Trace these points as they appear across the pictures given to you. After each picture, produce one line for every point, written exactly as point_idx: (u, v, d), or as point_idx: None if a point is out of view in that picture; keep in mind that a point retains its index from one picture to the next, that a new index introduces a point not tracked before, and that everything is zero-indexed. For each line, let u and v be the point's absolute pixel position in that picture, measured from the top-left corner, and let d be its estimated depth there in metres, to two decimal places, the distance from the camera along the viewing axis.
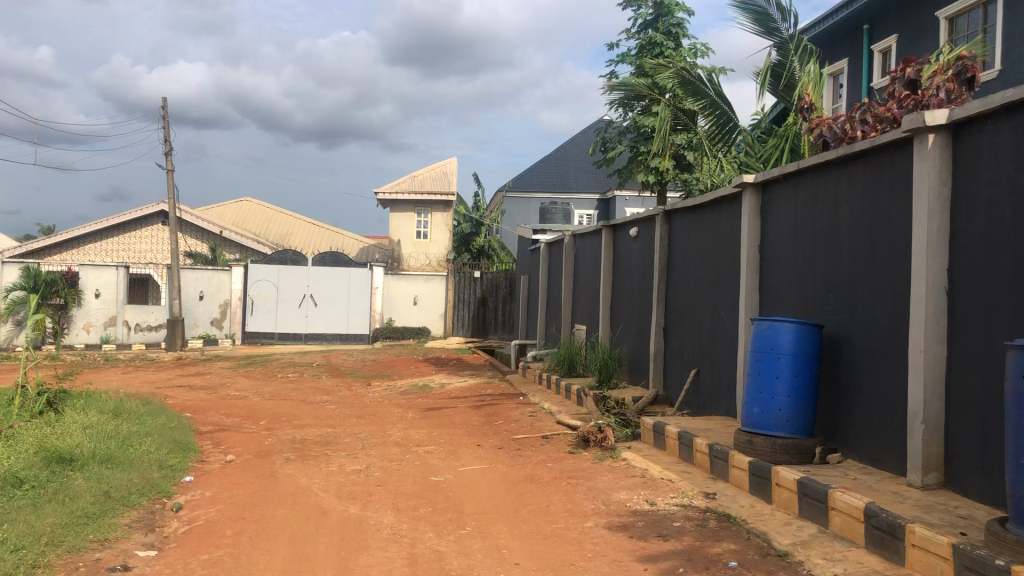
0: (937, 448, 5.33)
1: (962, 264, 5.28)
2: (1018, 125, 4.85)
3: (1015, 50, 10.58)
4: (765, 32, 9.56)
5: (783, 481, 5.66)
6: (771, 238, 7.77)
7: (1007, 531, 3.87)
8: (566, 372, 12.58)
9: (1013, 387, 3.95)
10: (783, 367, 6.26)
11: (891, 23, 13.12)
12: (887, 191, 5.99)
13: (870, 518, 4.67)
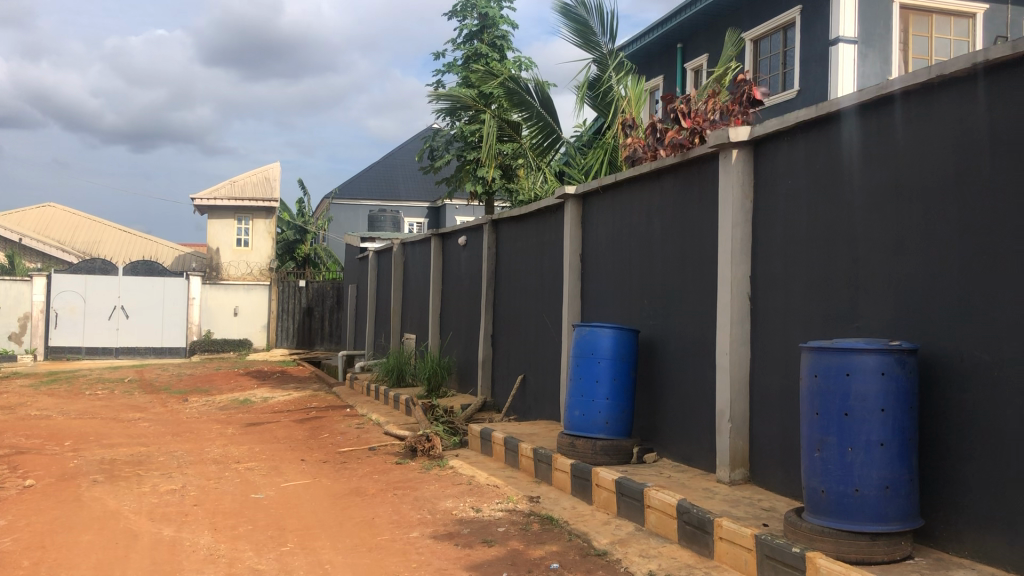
0: (742, 445, 5.66)
1: (763, 271, 5.65)
2: (810, 142, 5.24)
3: (811, 72, 11.40)
4: (586, 46, 9.91)
5: (602, 481, 5.85)
6: (591, 246, 8.03)
7: (803, 520, 4.17)
8: (395, 382, 12.50)
9: (807, 386, 4.25)
10: (602, 370, 6.46)
11: (702, 42, 13.84)
12: (695, 203, 6.32)
13: (682, 514, 4.90)
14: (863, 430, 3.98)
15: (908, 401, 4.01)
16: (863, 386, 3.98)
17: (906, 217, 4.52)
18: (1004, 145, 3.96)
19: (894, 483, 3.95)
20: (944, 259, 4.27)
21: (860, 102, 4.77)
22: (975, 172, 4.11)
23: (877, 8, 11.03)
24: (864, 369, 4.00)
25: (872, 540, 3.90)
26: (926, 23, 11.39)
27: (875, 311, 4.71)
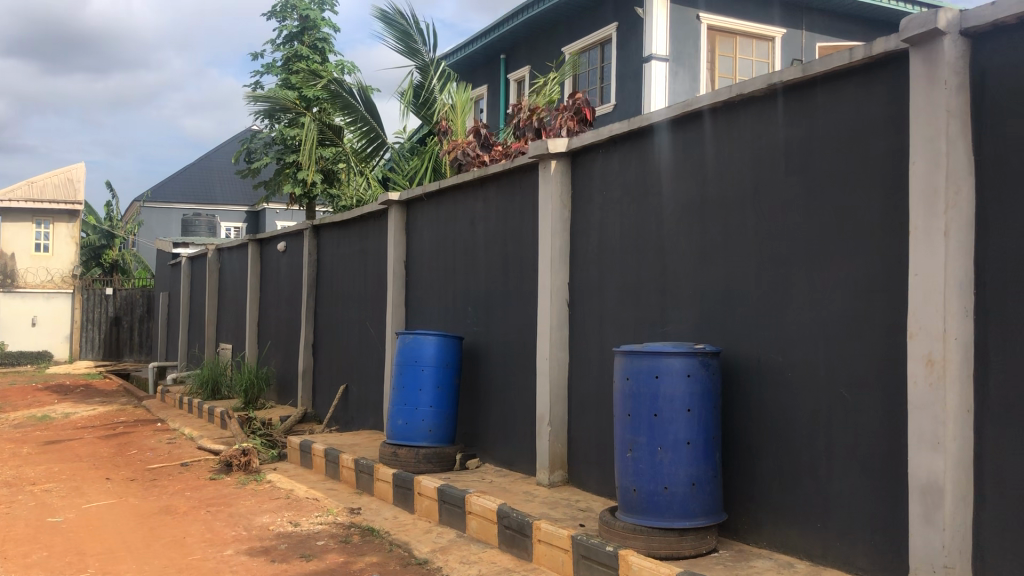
0: (561, 448, 5.79)
1: (581, 279, 5.82)
2: (624, 155, 5.46)
3: (626, 87, 11.86)
4: (408, 52, 9.84)
5: (423, 489, 5.83)
6: (415, 254, 8.01)
7: (616, 520, 4.33)
8: (209, 395, 12.00)
9: (619, 389, 4.40)
10: (425, 378, 6.45)
11: (524, 55, 14.14)
12: (516, 212, 6.44)
13: (502, 518, 4.96)
14: (670, 429, 4.16)
15: (711, 401, 4.24)
16: (671, 388, 4.17)
17: (710, 228, 4.78)
18: (795, 162, 4.27)
19: (700, 480, 4.16)
20: (743, 267, 4.55)
21: (670, 118, 5.00)
22: (771, 187, 4.40)
23: (687, 29, 11.63)
24: (672, 371, 4.19)
25: (680, 536, 4.10)
26: (730, 44, 12.07)
27: (682, 317, 4.95)
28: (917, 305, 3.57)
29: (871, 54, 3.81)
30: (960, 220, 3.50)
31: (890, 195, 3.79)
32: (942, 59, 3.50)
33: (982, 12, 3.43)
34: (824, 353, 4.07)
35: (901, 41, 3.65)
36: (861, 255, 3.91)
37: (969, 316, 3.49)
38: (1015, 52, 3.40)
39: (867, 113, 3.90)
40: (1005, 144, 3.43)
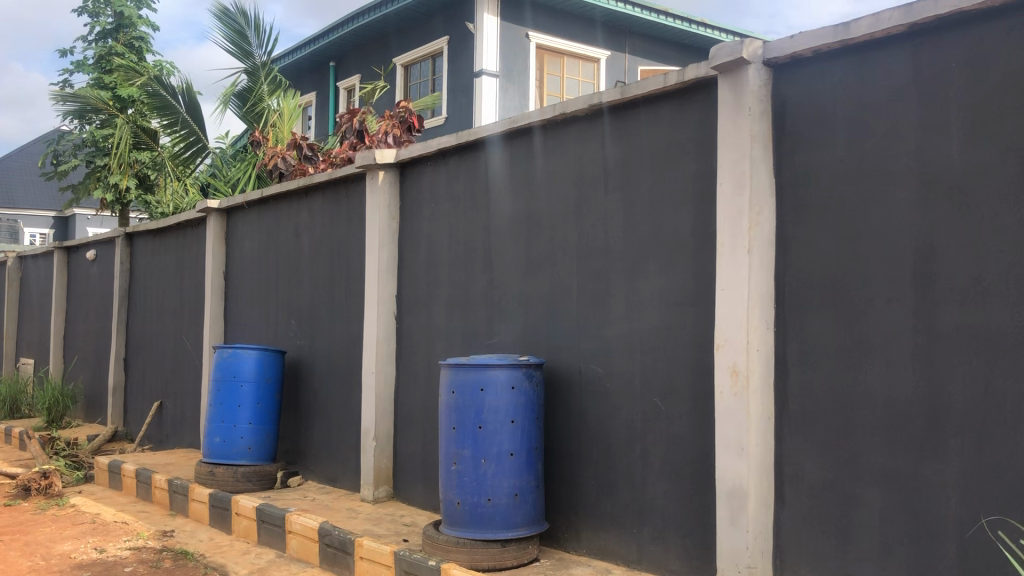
0: (386, 463, 5.73)
1: (408, 291, 5.79)
2: (452, 169, 5.49)
3: (457, 100, 11.95)
4: (239, 54, 9.49)
5: (242, 509, 5.62)
6: (237, 264, 7.73)
7: (439, 534, 4.32)
8: (7, 414, 11.11)
9: (444, 402, 4.38)
10: (245, 395, 6.22)
11: (354, 64, 14.01)
12: (343, 222, 6.34)
13: (323, 537, 4.84)
14: (494, 441, 4.19)
15: (533, 412, 4.31)
16: (495, 400, 4.20)
17: (535, 242, 4.88)
18: (614, 180, 4.43)
19: (522, 490, 4.22)
20: (566, 280, 4.67)
21: (497, 133, 5.06)
22: (592, 203, 4.54)
23: (517, 45, 11.84)
24: (496, 383, 4.22)
25: (503, 547, 4.15)
26: (558, 63, 12.37)
27: (508, 330, 5.02)
28: (724, 318, 3.76)
29: (684, 80, 3.99)
30: (762, 238, 3.73)
31: (700, 213, 3.98)
32: (747, 87, 3.73)
33: (783, 44, 3.68)
34: (639, 364, 4.22)
35: (710, 69, 3.85)
36: (674, 272, 4.09)
37: (770, 329, 3.72)
38: (811, 83, 3.67)
39: (680, 135, 4.09)
40: (802, 168, 3.68)
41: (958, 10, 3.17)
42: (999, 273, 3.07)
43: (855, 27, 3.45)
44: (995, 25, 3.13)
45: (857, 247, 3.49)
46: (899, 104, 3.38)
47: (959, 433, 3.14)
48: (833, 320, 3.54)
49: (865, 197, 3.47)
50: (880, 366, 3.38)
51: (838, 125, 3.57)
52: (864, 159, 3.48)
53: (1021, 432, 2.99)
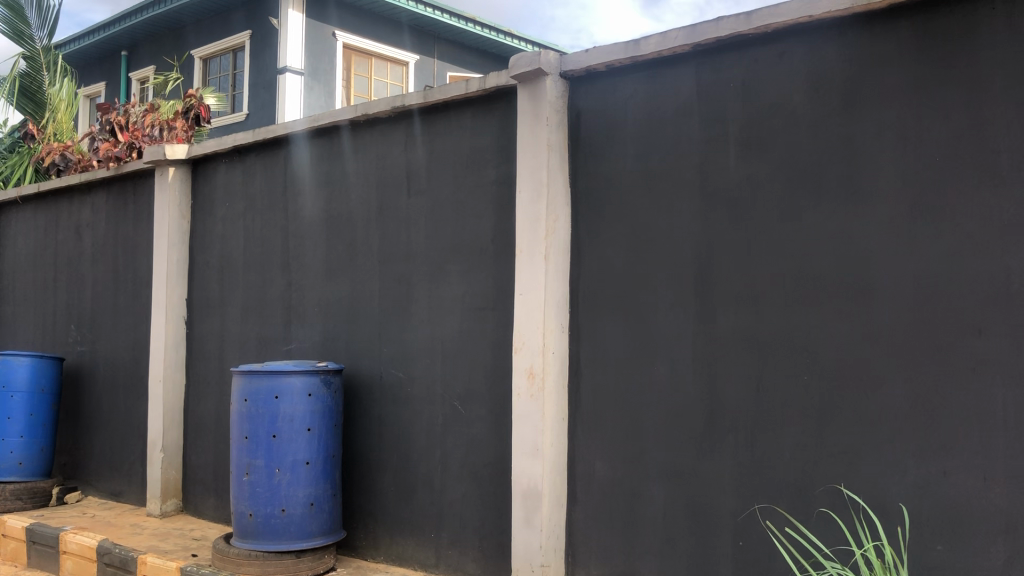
0: (174, 475, 5.45)
1: (200, 294, 5.54)
2: (248, 168, 5.31)
3: (258, 96, 11.57)
4: (15, 36, 8.99)
5: (10, 530, 5.17)
6: (8, 264, 7.12)
7: (230, 547, 4.16)
8: None
9: (236, 410, 4.20)
10: (15, 406, 5.73)
11: (148, 55, 13.30)
12: (129, 221, 5.98)
13: (102, 556, 4.53)
14: (289, 450, 4.07)
15: (330, 419, 4.23)
16: (290, 407, 4.09)
17: (335, 245, 4.79)
18: (416, 185, 4.42)
19: (318, 499, 4.14)
20: (366, 283, 4.61)
21: (298, 131, 4.94)
22: (393, 207, 4.52)
23: (323, 44, 11.61)
24: (291, 390, 4.10)
25: (297, 558, 4.05)
26: (366, 64, 12.23)
27: (305, 336, 4.90)
28: (521, 323, 3.83)
29: (485, 88, 4.04)
30: (558, 245, 3.82)
31: (500, 219, 4.05)
32: (544, 96, 3.83)
33: (578, 57, 3.80)
34: (439, 368, 4.23)
35: (510, 77, 3.92)
36: (473, 277, 4.13)
37: (565, 333, 3.83)
38: (605, 96, 3.81)
39: (481, 142, 4.15)
40: (596, 177, 3.82)
41: (736, 33, 3.40)
42: (770, 281, 3.31)
43: (645, 44, 3.62)
44: (769, 49, 3.38)
45: (645, 254, 3.65)
46: (684, 119, 3.58)
47: (734, 430, 3.35)
48: (623, 324, 3.69)
49: (652, 207, 3.64)
50: (664, 368, 3.55)
51: (630, 137, 3.73)
52: (652, 171, 3.66)
53: (787, 427, 3.23)
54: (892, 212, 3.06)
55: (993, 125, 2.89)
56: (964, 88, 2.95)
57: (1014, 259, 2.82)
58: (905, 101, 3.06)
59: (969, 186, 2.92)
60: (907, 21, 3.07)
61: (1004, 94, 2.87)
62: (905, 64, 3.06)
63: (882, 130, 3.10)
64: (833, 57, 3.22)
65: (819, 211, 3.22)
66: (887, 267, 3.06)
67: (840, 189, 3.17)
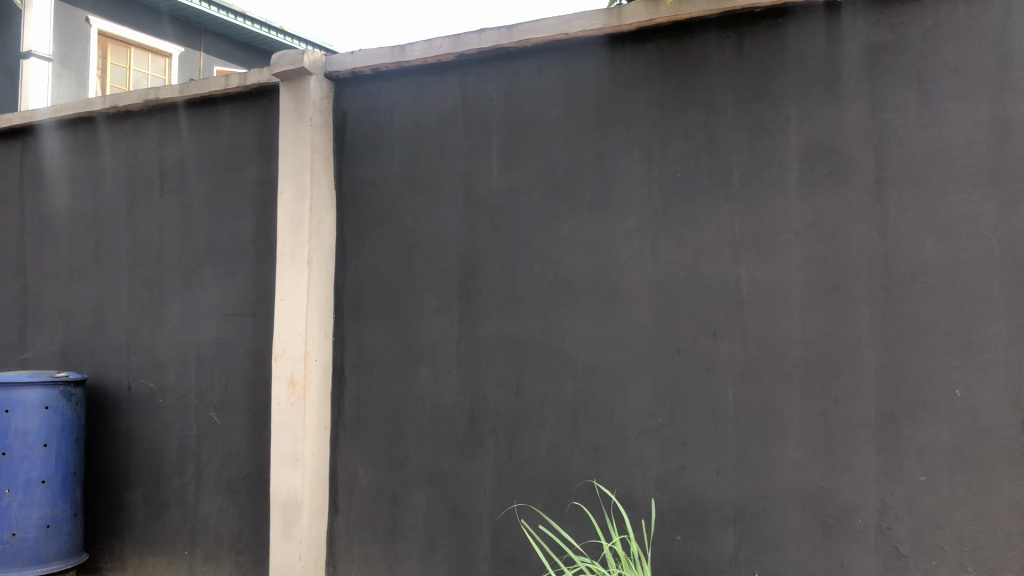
0: None
1: None
2: None
3: None
4: None
5: None
6: None
7: None
8: None
9: None
10: None
11: None
12: None
13: None
14: (22, 469, 3.72)
15: (69, 434, 3.91)
16: (23, 422, 3.73)
17: (79, 245, 4.45)
18: (171, 182, 4.19)
19: (55, 521, 3.82)
20: (113, 287, 4.31)
21: (41, 121, 4.56)
22: (145, 205, 4.26)
23: (75, 31, 10.69)
24: (25, 403, 3.75)
25: None
26: (123, 53, 11.49)
27: (43, 343, 4.51)
28: (281, 328, 3.71)
29: (246, 84, 3.90)
30: (321, 249, 3.74)
31: (260, 221, 3.92)
32: (308, 97, 3.74)
33: (343, 59, 3.75)
34: (194, 376, 4.03)
35: (272, 75, 3.80)
36: (232, 280, 3.97)
37: (328, 338, 3.76)
38: (371, 99, 3.79)
39: (241, 141, 4.00)
40: (361, 181, 3.79)
41: (498, 46, 3.47)
42: (529, 286, 3.41)
43: (410, 50, 3.62)
44: (529, 63, 3.49)
45: (409, 259, 3.66)
46: (448, 127, 3.63)
47: (494, 433, 3.42)
48: (386, 329, 3.68)
49: (417, 212, 3.66)
50: (427, 372, 3.58)
51: (395, 143, 3.73)
52: (416, 177, 3.68)
53: (543, 428, 3.34)
54: (639, 222, 3.25)
55: (726, 145, 3.14)
56: (702, 110, 3.19)
57: (742, 268, 3.08)
58: (651, 119, 3.26)
59: (706, 200, 3.16)
60: (654, 44, 3.28)
61: (736, 116, 3.13)
62: (651, 84, 3.27)
63: (631, 145, 3.29)
64: (587, 74, 3.38)
65: (573, 220, 3.36)
66: (634, 274, 3.24)
67: (593, 200, 3.33)
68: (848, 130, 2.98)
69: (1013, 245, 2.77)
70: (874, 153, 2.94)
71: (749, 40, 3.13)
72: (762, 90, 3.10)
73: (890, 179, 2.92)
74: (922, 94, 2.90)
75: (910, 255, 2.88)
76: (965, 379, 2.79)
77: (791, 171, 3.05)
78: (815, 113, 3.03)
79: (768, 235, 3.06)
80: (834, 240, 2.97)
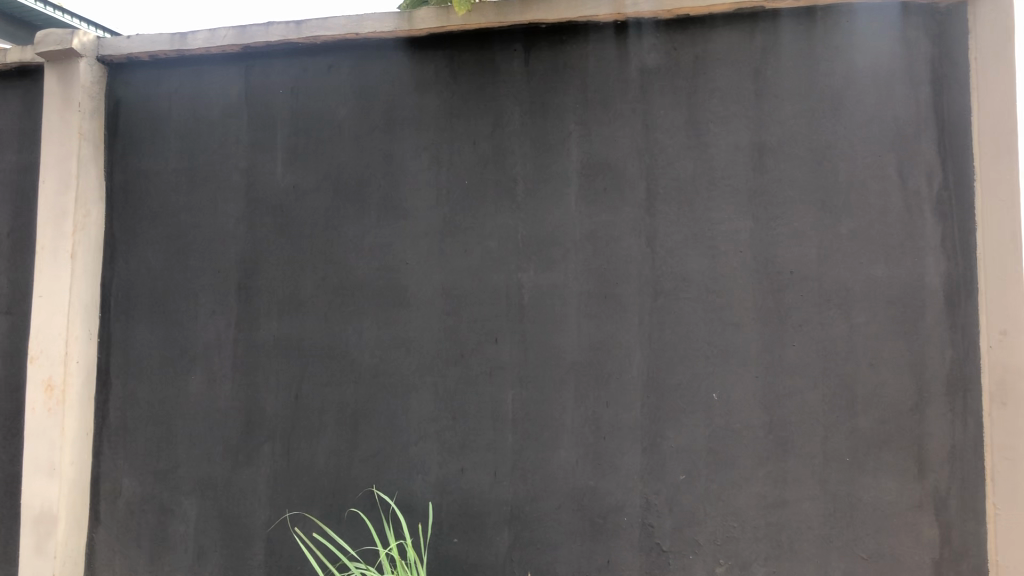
0: None
1: None
2: None
3: None
4: None
5: None
6: None
7: None
8: None
9: None
10: None
11: None
12: None
13: None
14: None
15: None
16: None
17: None
18: None
19: None
20: None
21: None
22: None
23: None
24: None
25: None
26: None
27: None
28: (37, 327, 3.43)
29: (5, 62, 3.59)
30: (87, 243, 3.50)
31: (17, 211, 3.61)
32: (77, 81, 3.49)
33: (118, 43, 3.54)
34: None
35: (36, 54, 3.52)
36: None
37: (92, 338, 3.52)
38: (148, 87, 3.60)
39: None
40: (134, 173, 3.58)
41: (285, 40, 3.37)
42: (311, 288, 3.34)
43: (192, 39, 3.46)
44: (318, 60, 3.42)
45: (185, 257, 3.49)
46: (232, 121, 3.50)
47: (271, 439, 3.33)
48: (158, 330, 3.49)
49: (195, 208, 3.50)
50: (201, 376, 3.42)
51: (173, 135, 3.56)
52: (196, 172, 3.52)
53: (322, 434, 3.28)
54: (425, 227, 3.26)
55: (511, 155, 3.22)
56: (488, 120, 3.25)
57: (524, 276, 3.17)
58: (440, 125, 3.29)
59: (490, 208, 3.22)
60: (444, 51, 3.30)
61: (521, 128, 3.22)
62: (440, 92, 3.29)
63: (419, 150, 3.30)
64: (376, 77, 3.36)
65: (360, 222, 3.32)
66: (418, 279, 3.25)
67: (379, 204, 3.32)
68: (625, 148, 3.14)
69: (766, 262, 3.03)
70: (647, 171, 3.13)
71: (536, 54, 3.23)
72: (546, 105, 3.21)
73: (661, 197, 3.11)
74: (692, 118, 3.11)
75: (676, 268, 3.08)
76: (721, 384, 3.02)
77: (571, 184, 3.17)
78: (595, 130, 3.17)
79: (549, 245, 3.16)
80: (609, 251, 3.12)
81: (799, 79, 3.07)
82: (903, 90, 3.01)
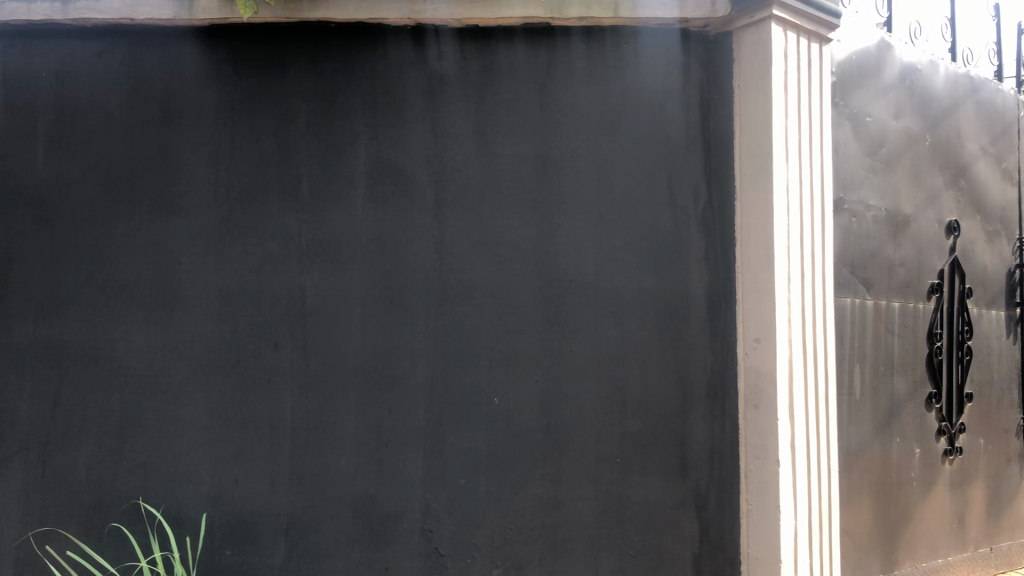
0: None
1: None
2: None
3: None
4: None
5: None
6: None
7: None
8: None
9: None
10: None
11: None
12: None
13: None
14: None
15: None
16: None
17: None
18: None
19: None
20: None
21: None
22: None
23: None
24: None
25: None
26: None
27: None
28: None
29: None
30: None
31: None
32: None
33: None
34: None
35: None
36: None
37: None
38: None
39: None
40: None
41: (51, 20, 3.12)
42: (74, 287, 3.11)
43: None
44: (89, 44, 3.20)
45: None
46: None
47: (24, 449, 3.07)
48: None
49: None
50: None
51: None
52: None
53: (83, 443, 3.07)
54: (203, 226, 3.12)
55: (296, 155, 3.14)
56: (273, 117, 3.15)
57: (307, 279, 3.10)
58: (220, 120, 3.16)
59: (273, 208, 3.12)
60: (227, 43, 3.17)
61: (307, 128, 3.15)
62: (222, 85, 3.16)
63: (197, 145, 3.15)
64: (153, 66, 3.18)
65: (130, 219, 3.13)
66: (194, 280, 3.11)
67: (153, 199, 3.14)
68: (412, 153, 3.14)
69: (546, 269, 3.12)
70: (434, 177, 3.14)
71: (325, 54, 3.17)
72: (334, 105, 3.15)
73: (447, 203, 3.13)
74: (479, 126, 3.15)
75: (460, 274, 3.10)
76: (502, 389, 3.08)
77: (358, 186, 3.13)
78: (383, 133, 3.15)
79: (333, 248, 3.11)
80: (393, 256, 3.10)
81: (582, 94, 3.18)
82: (675, 110, 3.20)
